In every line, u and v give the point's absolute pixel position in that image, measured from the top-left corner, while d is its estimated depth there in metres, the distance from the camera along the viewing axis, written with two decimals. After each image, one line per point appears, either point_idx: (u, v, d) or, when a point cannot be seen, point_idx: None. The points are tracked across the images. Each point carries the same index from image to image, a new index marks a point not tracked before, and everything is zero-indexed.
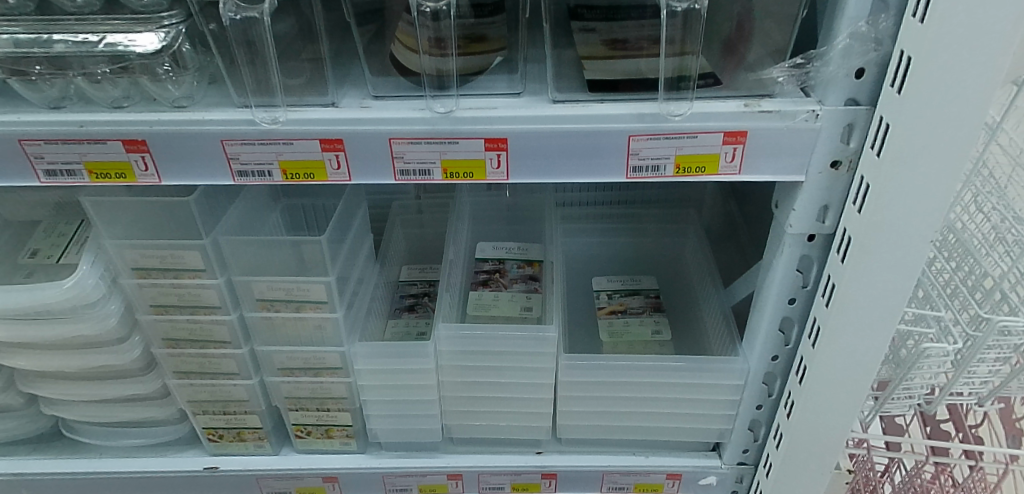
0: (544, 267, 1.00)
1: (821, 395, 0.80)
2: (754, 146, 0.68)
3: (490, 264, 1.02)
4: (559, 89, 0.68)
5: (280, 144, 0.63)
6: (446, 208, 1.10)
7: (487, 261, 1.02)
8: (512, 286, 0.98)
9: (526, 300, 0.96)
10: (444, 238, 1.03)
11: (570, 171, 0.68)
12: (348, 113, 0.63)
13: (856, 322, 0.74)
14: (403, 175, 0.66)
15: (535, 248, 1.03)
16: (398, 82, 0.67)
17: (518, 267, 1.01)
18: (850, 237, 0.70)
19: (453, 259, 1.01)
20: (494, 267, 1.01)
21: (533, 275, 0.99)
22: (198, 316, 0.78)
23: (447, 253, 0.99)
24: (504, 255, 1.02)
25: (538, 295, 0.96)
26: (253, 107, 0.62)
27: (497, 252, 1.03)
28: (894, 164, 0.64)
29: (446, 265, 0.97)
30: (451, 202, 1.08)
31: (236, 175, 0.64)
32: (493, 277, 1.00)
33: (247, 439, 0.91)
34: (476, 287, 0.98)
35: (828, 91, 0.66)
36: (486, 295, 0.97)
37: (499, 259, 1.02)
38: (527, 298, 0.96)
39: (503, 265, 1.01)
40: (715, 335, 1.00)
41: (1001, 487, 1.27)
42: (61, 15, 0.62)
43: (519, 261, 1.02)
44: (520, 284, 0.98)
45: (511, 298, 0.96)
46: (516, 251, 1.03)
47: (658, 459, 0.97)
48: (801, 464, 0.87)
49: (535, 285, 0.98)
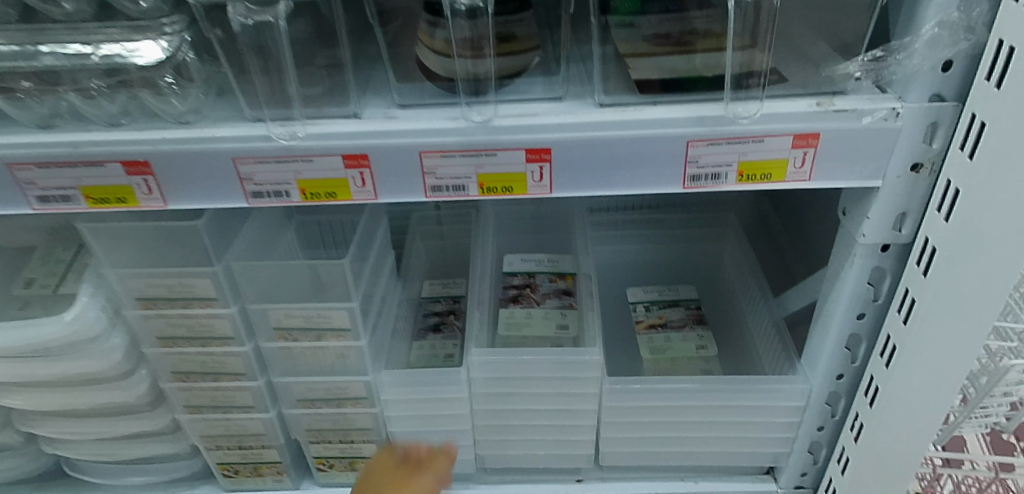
0: (578, 280, 0.93)
1: (894, 418, 0.74)
2: (828, 149, 0.60)
3: (519, 278, 0.94)
4: (606, 92, 0.60)
5: (298, 161, 0.56)
6: (470, 219, 1.01)
7: (513, 276, 0.95)
8: (544, 304, 0.91)
9: (561, 317, 0.89)
10: (469, 252, 0.96)
11: (621, 183, 0.61)
12: (375, 125, 0.56)
13: (939, 341, 0.67)
14: (435, 192, 0.60)
15: (568, 260, 0.96)
16: (425, 87, 0.59)
17: (549, 281, 0.94)
18: (935, 248, 0.64)
19: (482, 274, 0.93)
20: (523, 281, 0.94)
21: (566, 289, 0.92)
22: (211, 348, 0.71)
23: (475, 270, 0.92)
24: (534, 269, 0.95)
25: (574, 311, 0.90)
26: (269, 120, 0.55)
27: (526, 266, 0.96)
28: (993, 167, 0.56)
29: (475, 283, 0.91)
30: (473, 211, 1.00)
31: (249, 197, 0.58)
32: (522, 292, 0.93)
33: (265, 473, 0.84)
34: (506, 305, 0.91)
35: (910, 86, 0.59)
36: (518, 312, 0.90)
37: (528, 272, 0.95)
38: (563, 315, 0.89)
39: (534, 279, 0.94)
40: (765, 351, 0.92)
41: None
42: (48, 24, 0.55)
43: (550, 275, 0.94)
44: (554, 300, 0.91)
45: (544, 317, 0.89)
46: (547, 264, 0.95)
47: (707, 484, 0.92)
48: (871, 491, 0.81)
49: (570, 300, 0.91)
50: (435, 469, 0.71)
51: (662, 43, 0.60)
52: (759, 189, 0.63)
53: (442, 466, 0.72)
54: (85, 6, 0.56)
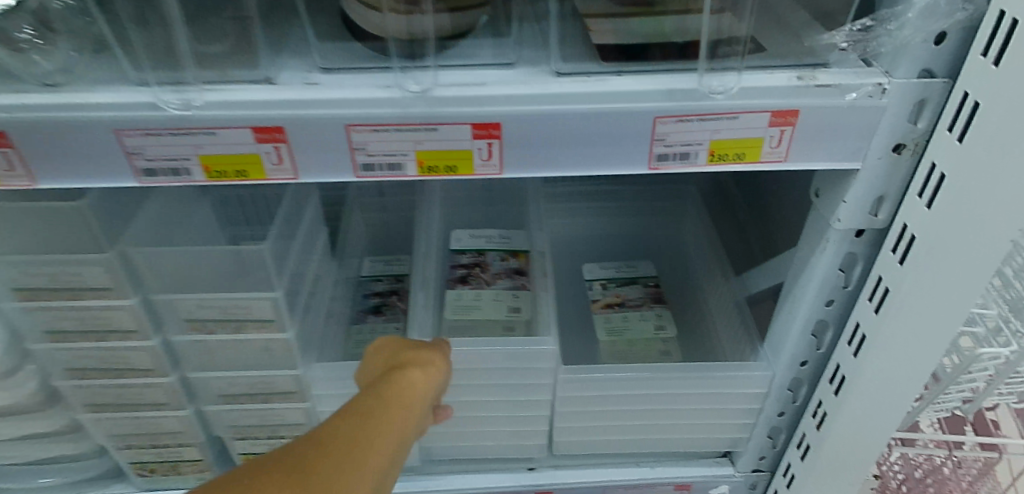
0: (532, 258, 0.86)
1: (859, 409, 0.71)
2: (808, 128, 0.54)
3: (468, 257, 0.87)
4: (563, 59, 0.53)
5: (196, 134, 0.47)
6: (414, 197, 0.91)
7: (461, 254, 0.88)
8: (495, 284, 0.84)
9: (513, 299, 0.82)
10: (413, 228, 0.87)
11: (580, 163, 0.54)
12: (289, 92, 0.47)
13: (912, 332, 0.63)
14: (366, 171, 0.51)
15: (520, 236, 0.90)
16: (356, 51, 0.51)
17: (500, 260, 0.87)
18: (916, 237, 0.58)
19: (426, 251, 0.85)
20: (472, 260, 0.87)
21: (519, 268, 0.86)
22: (110, 342, 0.62)
23: (419, 250, 0.84)
24: (484, 246, 0.88)
25: (526, 292, 0.83)
26: (156, 85, 0.46)
27: (476, 242, 0.89)
28: (985, 153, 0.51)
29: (421, 258, 0.83)
30: (416, 187, 0.90)
31: (139, 175, 0.48)
32: (471, 272, 0.85)
33: (184, 471, 0.76)
34: (453, 285, 0.84)
35: (899, 61, 0.53)
36: (467, 294, 0.83)
37: (478, 250, 0.88)
38: (515, 297, 0.83)
39: (484, 257, 0.87)
40: (726, 334, 0.88)
41: None
42: None
43: (501, 252, 0.88)
44: (505, 280, 0.85)
45: (494, 300, 0.82)
46: (497, 241, 0.89)
47: (664, 470, 0.88)
48: (831, 478, 0.78)
49: (522, 280, 0.84)
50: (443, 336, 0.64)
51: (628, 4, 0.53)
52: (732, 170, 0.57)
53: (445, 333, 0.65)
54: None
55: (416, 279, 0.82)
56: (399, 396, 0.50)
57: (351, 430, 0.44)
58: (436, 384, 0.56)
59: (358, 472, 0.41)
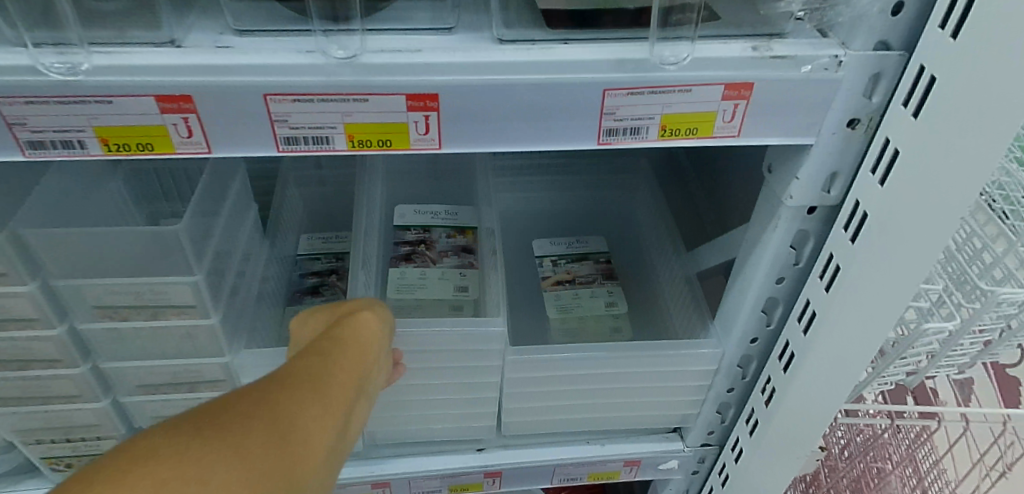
0: (479, 236, 0.83)
1: (807, 386, 0.70)
2: (761, 101, 0.52)
3: (414, 233, 0.83)
4: (506, 24, 0.48)
5: (88, 103, 0.41)
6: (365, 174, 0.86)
7: (404, 230, 0.84)
8: (441, 262, 0.81)
9: (460, 278, 0.79)
10: (353, 203, 0.82)
11: (525, 137, 0.50)
12: (197, 56, 0.42)
13: (862, 311, 0.62)
14: (289, 145, 0.47)
15: (468, 210, 0.86)
16: (275, 11, 0.46)
17: (446, 236, 0.83)
18: (868, 215, 0.57)
19: (370, 228, 0.80)
20: (416, 236, 0.83)
21: (466, 245, 0.82)
22: (9, 332, 0.57)
23: (361, 227, 0.79)
24: (429, 222, 0.84)
25: (474, 271, 0.80)
26: (35, 46, 0.40)
27: (420, 219, 0.85)
28: (940, 130, 0.50)
29: (362, 235, 0.78)
30: (359, 161, 0.85)
31: (25, 148, 0.43)
32: (415, 249, 0.82)
33: None
34: (397, 263, 0.80)
35: (856, 32, 0.51)
36: (411, 272, 0.79)
37: (423, 226, 0.84)
38: (462, 276, 0.79)
39: (430, 234, 0.83)
40: (677, 311, 0.87)
41: (986, 454, 1.22)
42: None
43: (448, 229, 0.84)
44: (451, 258, 0.81)
45: (441, 279, 0.79)
46: (443, 217, 0.85)
47: (614, 447, 0.87)
48: (777, 452, 0.78)
49: (470, 258, 0.81)
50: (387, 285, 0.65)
51: None
52: (682, 145, 0.54)
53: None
54: None
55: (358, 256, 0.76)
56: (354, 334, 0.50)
57: (309, 368, 0.45)
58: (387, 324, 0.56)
59: (321, 404, 0.42)
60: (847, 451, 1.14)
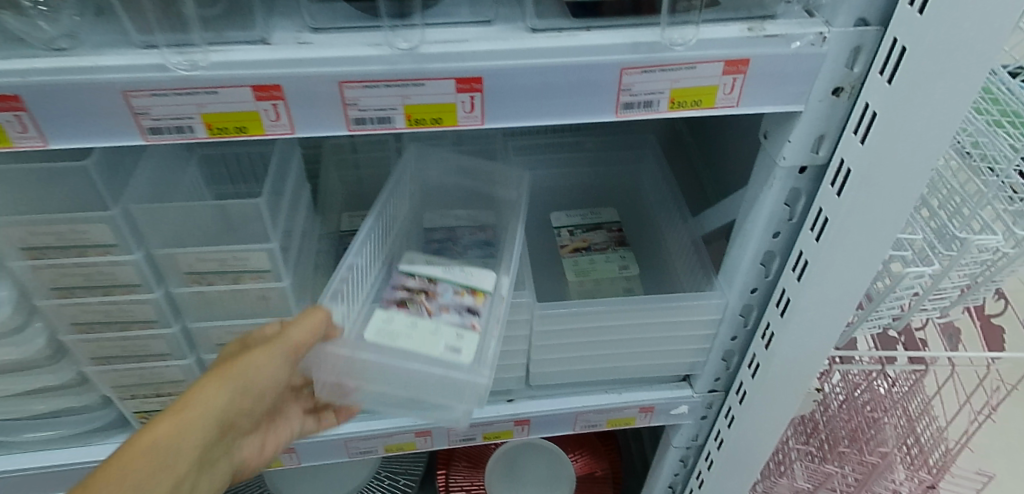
0: (490, 303, 0.74)
1: (801, 328, 0.79)
2: (757, 74, 0.60)
3: (417, 281, 0.76)
4: (538, 16, 0.57)
5: (201, 93, 0.50)
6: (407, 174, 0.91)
7: (407, 276, 0.77)
8: (435, 314, 0.71)
9: (455, 337, 0.69)
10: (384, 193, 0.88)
11: (555, 111, 0.59)
12: (286, 51, 0.51)
13: (847, 258, 0.71)
14: (358, 124, 0.55)
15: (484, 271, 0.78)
16: (344, 10, 0.54)
17: (451, 292, 0.74)
18: (850, 171, 0.66)
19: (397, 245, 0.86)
20: (423, 282, 0.76)
21: (469, 302, 0.73)
22: (115, 296, 0.66)
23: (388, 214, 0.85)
24: (439, 276, 0.77)
25: (472, 333, 0.70)
26: (163, 47, 0.49)
27: (428, 268, 0.78)
28: (909, 94, 0.58)
29: (386, 200, 0.84)
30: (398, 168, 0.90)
31: (147, 133, 0.52)
32: (414, 299, 0.73)
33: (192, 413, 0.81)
34: (389, 307, 0.72)
35: (837, 12, 0.59)
36: (400, 319, 0.70)
37: (430, 277, 0.77)
38: (458, 339, 0.69)
39: (433, 286, 0.75)
40: (683, 268, 0.96)
41: (971, 397, 1.32)
42: None
43: (457, 286, 0.75)
44: (449, 315, 0.72)
45: (433, 334, 0.69)
46: (455, 273, 0.77)
47: (631, 395, 0.97)
48: (776, 391, 0.87)
49: (472, 317, 0.72)
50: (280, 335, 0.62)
51: None
52: (689, 116, 0.62)
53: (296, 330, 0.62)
54: None
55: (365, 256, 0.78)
56: (156, 441, 0.54)
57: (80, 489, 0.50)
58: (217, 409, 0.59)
59: None
60: (842, 397, 1.24)
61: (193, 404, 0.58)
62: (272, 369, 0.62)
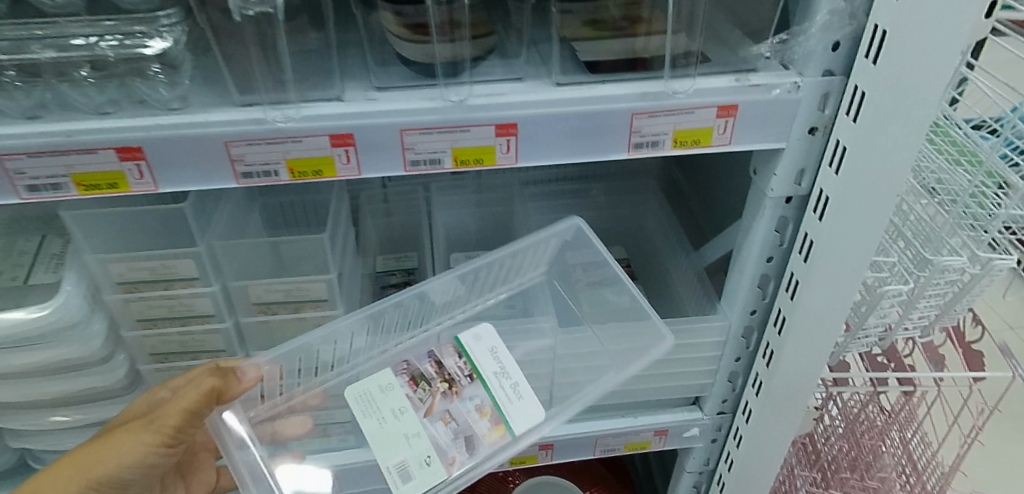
0: (492, 441, 0.73)
1: (798, 344, 0.87)
2: (745, 117, 0.71)
3: (454, 369, 0.78)
4: (563, 73, 0.68)
5: (288, 141, 0.60)
6: (573, 246, 0.93)
7: (457, 357, 0.80)
8: (431, 419, 0.73)
9: (424, 463, 0.71)
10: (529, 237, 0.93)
11: (577, 151, 0.69)
12: (359, 106, 0.61)
13: (832, 275, 0.80)
14: (413, 165, 0.65)
15: (529, 405, 0.77)
16: (402, 71, 0.66)
17: (473, 411, 0.75)
18: (829, 198, 0.76)
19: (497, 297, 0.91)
20: (462, 374, 0.78)
21: (474, 430, 0.74)
22: (191, 326, 0.75)
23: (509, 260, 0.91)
24: (481, 373, 0.78)
25: (441, 463, 0.71)
26: (265, 105, 0.60)
27: (484, 360, 0.79)
28: (870, 130, 0.68)
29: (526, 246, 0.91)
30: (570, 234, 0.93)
31: (239, 177, 0.62)
32: (435, 386, 0.76)
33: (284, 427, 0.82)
34: (412, 381, 0.77)
35: (808, 64, 0.71)
36: (401, 404, 0.75)
37: (471, 372, 0.78)
38: (426, 466, 0.71)
39: (461, 386, 0.77)
40: (687, 297, 1.05)
41: (961, 420, 1.39)
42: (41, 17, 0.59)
43: (483, 399, 0.76)
44: (443, 429, 0.73)
45: (407, 441, 0.72)
46: (500, 385, 0.77)
47: (646, 418, 1.04)
48: (780, 407, 0.95)
49: (458, 450, 0.73)
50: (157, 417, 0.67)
51: (600, 27, 0.69)
52: (691, 153, 0.73)
53: (173, 412, 0.66)
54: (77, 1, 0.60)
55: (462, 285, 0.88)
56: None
57: None
58: (89, 483, 0.66)
59: None
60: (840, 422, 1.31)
61: (66, 475, 0.66)
62: (142, 453, 0.67)
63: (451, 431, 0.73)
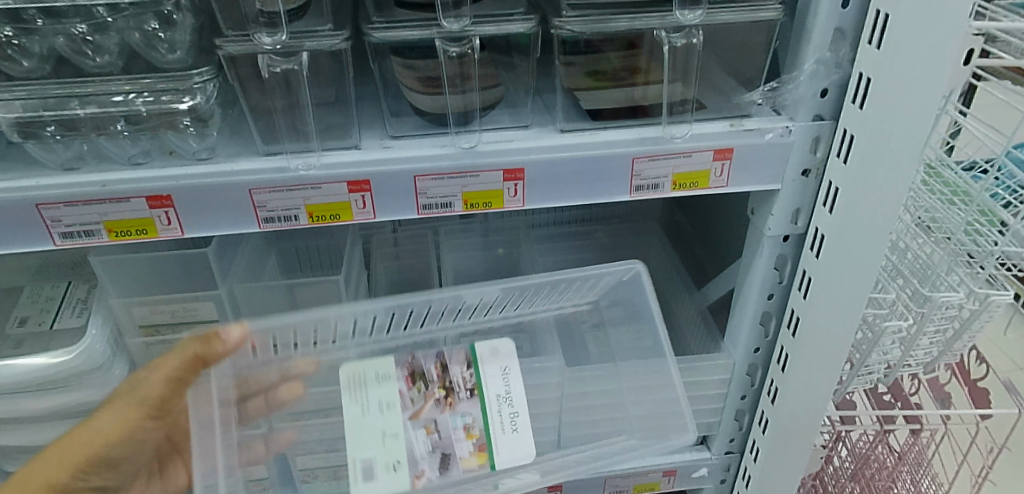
0: (465, 465, 0.74)
1: (801, 380, 0.89)
2: (741, 160, 0.75)
3: (455, 378, 0.78)
4: (567, 120, 0.73)
5: (308, 188, 0.64)
6: (624, 288, 0.90)
7: (464, 367, 0.79)
8: (414, 424, 0.74)
9: (391, 466, 0.73)
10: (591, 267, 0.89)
11: (582, 194, 0.72)
12: (375, 154, 0.65)
13: (832, 312, 0.82)
14: (426, 209, 0.68)
15: (522, 440, 0.76)
16: (416, 121, 0.70)
17: (460, 429, 0.75)
18: (824, 236, 0.78)
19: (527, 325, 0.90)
20: (463, 387, 0.77)
21: (455, 450, 0.74)
22: None
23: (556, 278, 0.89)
24: (483, 391, 0.77)
25: (408, 469, 0.73)
26: (288, 155, 0.64)
27: (492, 379, 0.78)
28: (860, 171, 0.72)
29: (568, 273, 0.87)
30: (627, 278, 0.90)
31: (262, 222, 0.65)
32: (431, 391, 0.77)
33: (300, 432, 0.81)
34: (409, 376, 0.77)
35: (798, 109, 0.74)
36: (389, 399, 0.76)
37: (472, 387, 0.78)
38: (391, 471, 0.73)
39: (455, 398, 0.76)
40: (692, 336, 1.06)
41: (970, 459, 1.39)
42: (83, 75, 0.62)
43: (474, 419, 0.75)
44: (421, 437, 0.74)
45: (383, 440, 0.73)
46: (498, 411, 0.76)
47: (655, 458, 1.05)
48: (787, 445, 0.96)
49: (430, 465, 0.74)
50: (140, 389, 0.66)
51: (602, 78, 0.73)
52: (690, 195, 0.76)
53: (156, 381, 0.65)
54: (116, 61, 0.63)
55: (499, 296, 0.87)
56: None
57: None
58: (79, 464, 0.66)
59: None
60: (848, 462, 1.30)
61: (55, 459, 0.66)
62: (130, 426, 0.67)
63: (428, 438, 0.74)
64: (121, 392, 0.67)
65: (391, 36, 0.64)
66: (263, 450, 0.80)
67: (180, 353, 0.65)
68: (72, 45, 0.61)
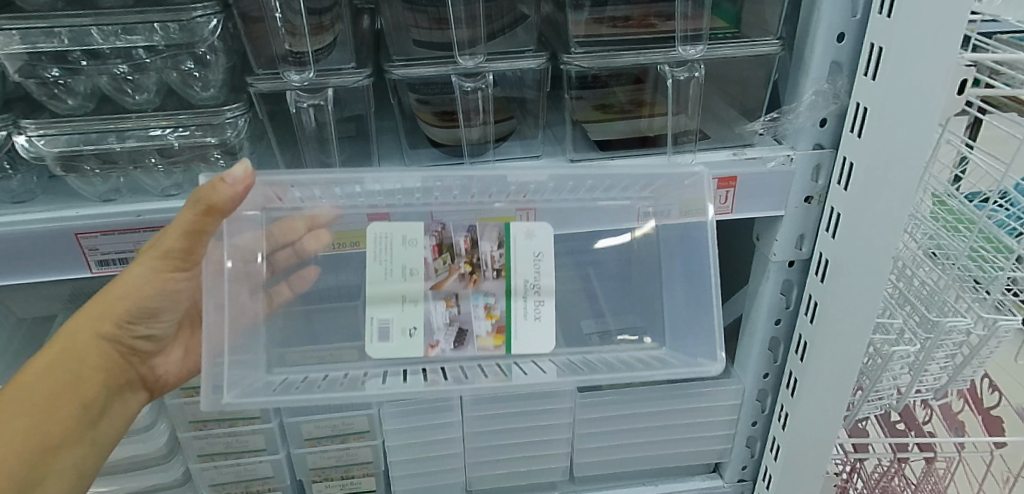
0: (482, 342, 0.70)
1: (811, 405, 0.90)
2: (744, 187, 0.78)
3: (485, 252, 0.70)
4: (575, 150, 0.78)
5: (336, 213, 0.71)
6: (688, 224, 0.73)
7: (496, 245, 0.70)
8: (435, 295, 0.70)
9: (409, 330, 0.69)
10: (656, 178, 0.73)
11: (590, 221, 0.76)
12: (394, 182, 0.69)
13: (840, 336, 0.83)
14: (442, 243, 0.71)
15: (544, 330, 0.70)
16: (431, 152, 0.76)
17: (480, 309, 0.71)
18: (828, 260, 0.80)
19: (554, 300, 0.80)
20: (490, 266, 0.70)
21: (473, 327, 0.71)
22: None
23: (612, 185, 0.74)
24: (513, 273, 0.70)
25: (424, 335, 0.69)
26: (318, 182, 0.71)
27: (523, 261, 0.70)
28: (862, 195, 0.74)
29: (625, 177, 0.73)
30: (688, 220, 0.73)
31: None
32: (458, 264, 0.71)
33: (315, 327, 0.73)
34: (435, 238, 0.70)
35: (799, 138, 0.77)
36: (411, 264, 0.69)
37: (501, 266, 0.70)
38: (407, 336, 0.69)
39: (479, 274, 0.71)
40: None
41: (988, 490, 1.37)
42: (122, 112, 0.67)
43: (496, 299, 0.70)
44: (441, 306, 0.70)
45: (402, 305, 0.69)
46: (523, 297, 0.69)
47: (666, 485, 1.05)
48: (799, 470, 0.95)
49: (446, 337, 0.71)
50: (161, 241, 0.60)
51: (610, 111, 0.76)
52: None
53: (173, 236, 0.58)
54: (153, 98, 0.67)
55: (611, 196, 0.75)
56: (79, 349, 0.64)
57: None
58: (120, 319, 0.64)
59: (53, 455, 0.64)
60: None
61: (89, 321, 0.63)
62: (161, 278, 0.62)
63: (449, 308, 0.71)
64: (146, 246, 0.61)
65: (408, 73, 0.68)
66: (287, 293, 0.73)
67: (190, 203, 0.56)
68: (115, 84, 0.66)
